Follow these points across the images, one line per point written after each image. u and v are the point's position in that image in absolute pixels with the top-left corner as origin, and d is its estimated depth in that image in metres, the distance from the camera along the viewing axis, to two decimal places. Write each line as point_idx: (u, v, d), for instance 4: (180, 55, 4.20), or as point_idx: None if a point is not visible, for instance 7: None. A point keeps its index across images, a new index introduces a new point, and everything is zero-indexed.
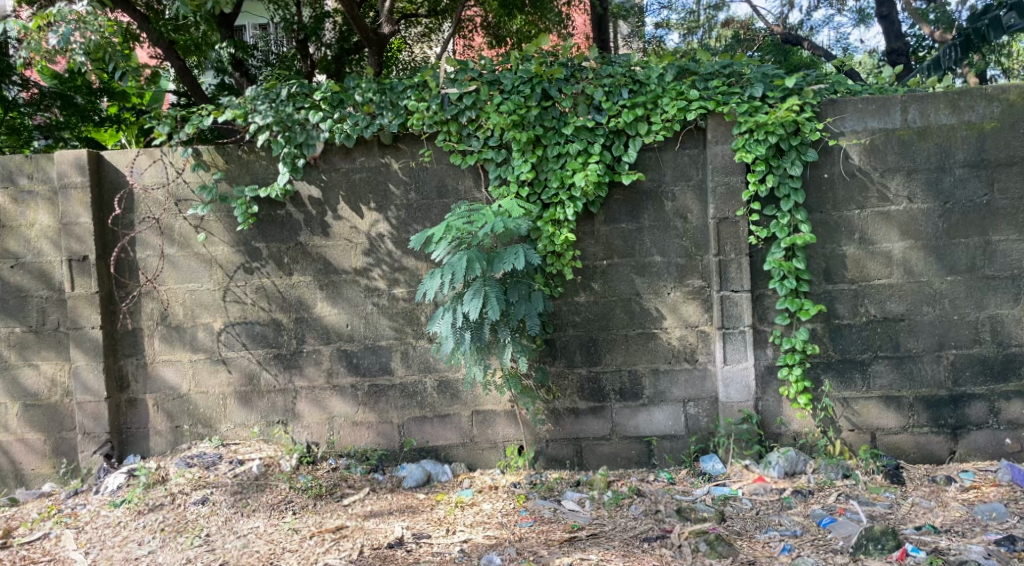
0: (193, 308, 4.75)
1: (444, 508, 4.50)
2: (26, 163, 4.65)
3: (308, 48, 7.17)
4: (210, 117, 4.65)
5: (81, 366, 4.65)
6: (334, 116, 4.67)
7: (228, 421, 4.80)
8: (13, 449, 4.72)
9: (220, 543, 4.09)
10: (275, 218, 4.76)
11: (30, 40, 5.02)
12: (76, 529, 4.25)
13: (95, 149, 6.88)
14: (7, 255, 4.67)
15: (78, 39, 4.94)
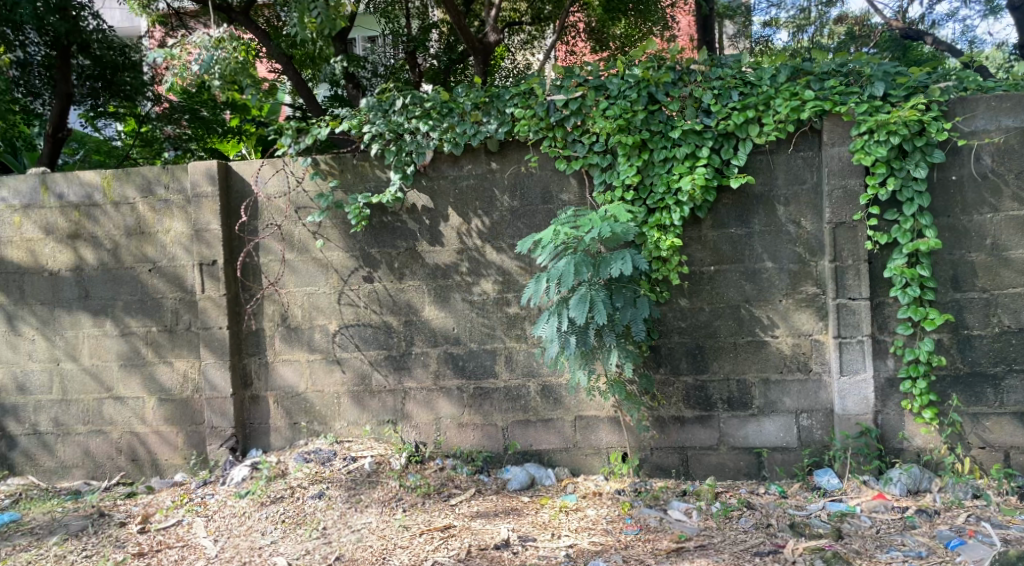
0: (311, 310, 4.98)
1: (549, 513, 4.53)
2: (163, 173, 4.94)
3: (416, 58, 7.25)
4: (328, 127, 4.86)
5: (210, 364, 4.93)
6: (444, 125, 4.80)
7: (342, 419, 5.01)
8: (149, 441, 5.02)
9: (337, 536, 4.26)
10: (387, 224, 4.93)
11: (176, 67, 5.29)
12: (206, 517, 4.52)
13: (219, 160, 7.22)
14: (145, 260, 4.97)
15: (217, 65, 5.14)
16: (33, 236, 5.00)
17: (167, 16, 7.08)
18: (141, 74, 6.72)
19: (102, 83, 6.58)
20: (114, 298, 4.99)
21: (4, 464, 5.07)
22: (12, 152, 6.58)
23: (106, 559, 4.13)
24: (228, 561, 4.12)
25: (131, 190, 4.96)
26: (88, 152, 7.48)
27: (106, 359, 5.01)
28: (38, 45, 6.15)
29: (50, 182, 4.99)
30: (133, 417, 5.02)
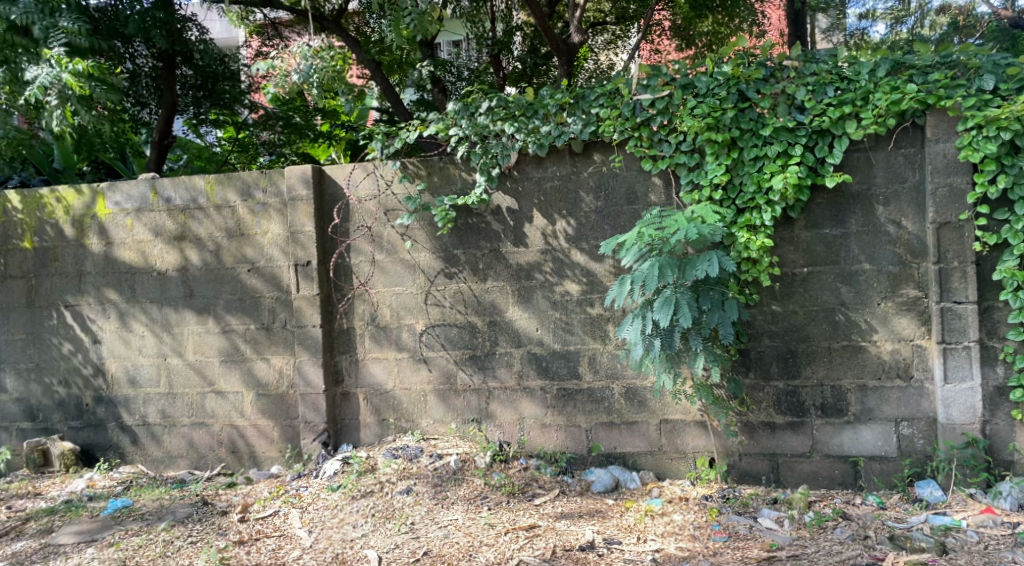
0: (399, 310, 5.10)
1: (634, 516, 4.49)
2: (262, 178, 5.15)
3: (501, 61, 7.35)
4: (416, 131, 4.97)
5: (304, 361, 5.10)
6: (529, 126, 4.83)
7: (428, 417, 5.11)
8: (247, 433, 5.25)
9: (424, 531, 4.33)
10: (473, 225, 5.00)
11: (277, 77, 5.39)
12: (301, 508, 4.67)
13: (309, 163, 7.41)
14: (245, 261, 5.19)
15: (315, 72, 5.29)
16: (143, 237, 5.29)
17: (264, 26, 7.42)
18: (239, 82, 7.12)
19: (204, 92, 6.99)
20: (216, 297, 5.22)
21: (117, 453, 5.39)
22: (121, 159, 6.89)
23: (209, 545, 4.30)
24: (322, 552, 4.24)
25: (233, 194, 5.19)
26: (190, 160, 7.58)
27: (209, 355, 5.25)
28: (146, 57, 6.53)
29: (159, 187, 5.26)
30: (233, 411, 5.25)
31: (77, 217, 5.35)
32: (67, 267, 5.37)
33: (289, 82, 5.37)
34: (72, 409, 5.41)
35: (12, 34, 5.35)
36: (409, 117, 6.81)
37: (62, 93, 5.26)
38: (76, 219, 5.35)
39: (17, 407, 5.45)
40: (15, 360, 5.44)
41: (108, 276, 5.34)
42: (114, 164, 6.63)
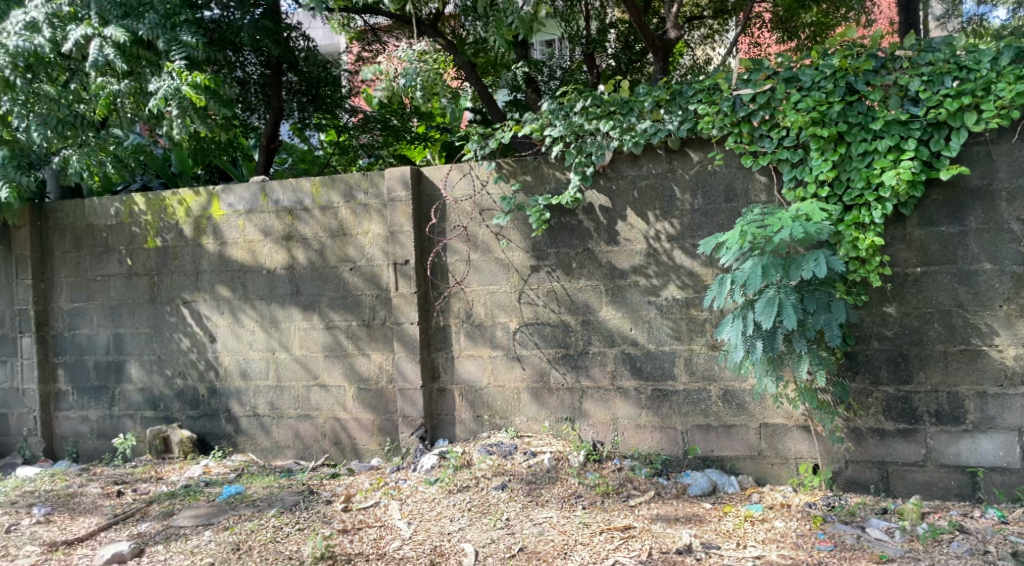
0: (493, 309, 5.15)
1: (732, 521, 4.38)
2: (364, 180, 5.32)
3: (595, 59, 7.34)
4: (511, 132, 5.01)
5: (402, 357, 5.24)
6: (624, 125, 4.79)
7: (522, 414, 5.15)
8: (349, 426, 5.43)
9: (520, 527, 4.35)
10: (567, 224, 5.00)
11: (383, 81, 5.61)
12: (400, 500, 4.78)
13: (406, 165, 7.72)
14: (347, 260, 5.37)
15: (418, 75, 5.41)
16: (254, 237, 5.55)
17: (363, 32, 7.53)
18: (340, 87, 7.43)
19: (308, 97, 7.33)
20: (320, 294, 5.43)
21: (229, 442, 5.68)
22: (232, 162, 7.27)
23: (316, 532, 4.41)
24: (421, 543, 4.30)
25: (337, 196, 5.37)
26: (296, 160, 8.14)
27: (314, 350, 5.46)
28: (255, 65, 6.90)
29: (269, 189, 5.51)
30: (335, 404, 5.44)
31: (195, 217, 5.67)
32: (185, 266, 5.71)
33: (394, 86, 5.57)
34: (189, 399, 5.74)
35: (137, 47, 5.71)
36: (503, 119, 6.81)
37: (182, 106, 5.61)
38: (194, 219, 5.67)
39: (139, 396, 5.82)
40: (139, 352, 5.82)
41: (222, 274, 5.64)
42: (225, 168, 7.03)
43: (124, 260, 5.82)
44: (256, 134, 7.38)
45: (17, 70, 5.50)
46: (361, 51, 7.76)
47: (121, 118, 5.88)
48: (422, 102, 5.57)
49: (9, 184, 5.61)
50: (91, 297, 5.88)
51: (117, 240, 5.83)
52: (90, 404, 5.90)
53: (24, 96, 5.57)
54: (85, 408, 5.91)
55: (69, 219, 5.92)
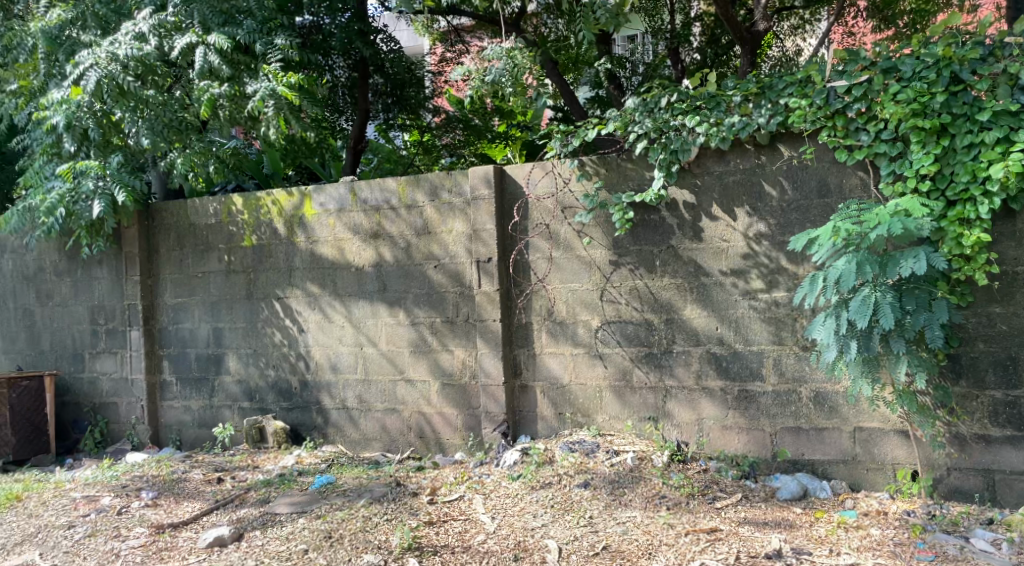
0: (575, 306, 5.14)
1: (825, 528, 4.19)
2: (448, 179, 5.39)
3: (679, 54, 7.31)
4: (595, 129, 4.97)
5: (485, 353, 5.29)
6: (711, 120, 4.68)
7: (605, 413, 5.13)
8: (434, 420, 5.52)
9: (603, 526, 4.27)
10: (651, 222, 4.94)
11: (473, 81, 5.65)
12: (484, 495, 4.79)
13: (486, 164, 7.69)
14: (432, 258, 5.46)
15: (505, 73, 5.47)
16: (343, 236, 5.72)
17: (447, 33, 8.04)
18: (424, 88, 7.67)
19: (393, 98, 7.57)
20: (406, 291, 5.54)
21: (320, 433, 5.87)
22: (320, 163, 7.23)
23: (403, 523, 4.45)
24: (504, 537, 4.27)
25: (421, 195, 5.47)
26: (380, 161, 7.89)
27: (400, 346, 5.58)
28: (343, 68, 7.22)
29: (357, 189, 5.65)
30: (421, 399, 5.55)
31: (288, 217, 5.88)
32: (279, 263, 5.93)
33: (484, 84, 5.59)
34: (283, 391, 5.97)
35: (236, 53, 6.05)
36: (585, 116, 6.97)
37: (279, 106, 5.77)
38: (287, 219, 5.88)
39: (237, 387, 6.09)
40: (237, 346, 6.08)
41: (313, 271, 5.83)
42: (314, 168, 7.06)
43: (222, 257, 6.10)
44: (344, 137, 7.62)
45: (128, 74, 5.77)
46: (445, 52, 8.00)
47: (220, 121, 6.02)
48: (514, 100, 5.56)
49: (125, 190, 5.92)
50: (192, 293, 6.19)
51: (217, 238, 6.11)
52: (192, 394, 6.22)
53: (135, 103, 5.84)
54: (187, 398, 6.23)
55: (174, 218, 6.23)
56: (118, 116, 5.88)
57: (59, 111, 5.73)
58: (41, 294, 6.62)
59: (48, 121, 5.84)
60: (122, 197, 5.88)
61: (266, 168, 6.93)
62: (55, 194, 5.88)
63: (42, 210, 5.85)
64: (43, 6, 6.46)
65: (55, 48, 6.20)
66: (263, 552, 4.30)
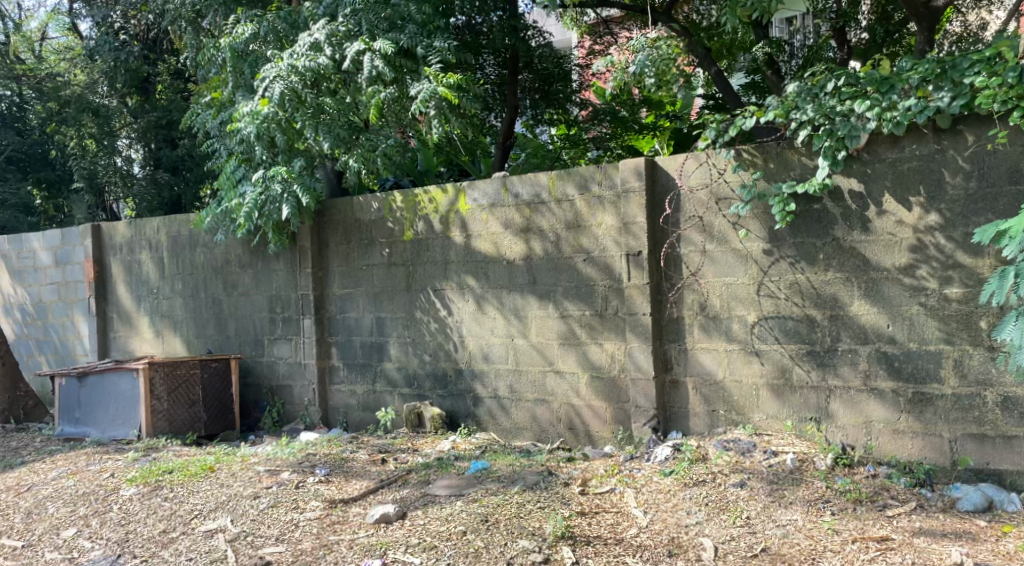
0: (729, 301, 4.96)
1: (1014, 543, 3.77)
2: (598, 172, 5.34)
3: (846, 34, 6.92)
4: (753, 117, 4.73)
5: (636, 347, 5.22)
6: (883, 104, 4.33)
7: (761, 411, 4.92)
8: (584, 413, 5.52)
9: (762, 527, 4.06)
10: (814, 213, 4.66)
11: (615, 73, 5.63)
12: (635, 489, 4.70)
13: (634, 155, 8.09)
14: (582, 251, 5.44)
15: (650, 62, 5.37)
16: (495, 230, 5.83)
17: (594, 26, 8.31)
18: (570, 82, 8.03)
19: (540, 93, 7.92)
20: (556, 284, 5.57)
21: (474, 421, 6.04)
22: (472, 158, 7.40)
23: (556, 512, 4.42)
24: (658, 533, 4.16)
25: (572, 189, 5.46)
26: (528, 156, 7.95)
27: (550, 337, 5.63)
28: (494, 66, 7.62)
29: (509, 183, 5.74)
30: (570, 390, 5.56)
31: (443, 213, 6.07)
32: (436, 256, 6.14)
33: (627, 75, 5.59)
34: (439, 379, 6.19)
35: (399, 57, 6.28)
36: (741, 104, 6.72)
37: (440, 107, 5.98)
38: (443, 215, 6.07)
39: (398, 373, 6.39)
40: (397, 335, 6.37)
41: (467, 264, 5.99)
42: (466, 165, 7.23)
43: (384, 251, 6.40)
44: (493, 133, 7.84)
45: (305, 85, 6.19)
46: (592, 44, 8.35)
47: (386, 122, 6.36)
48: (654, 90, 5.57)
49: (309, 193, 6.27)
50: (357, 284, 6.54)
51: (379, 233, 6.41)
52: (357, 379, 6.59)
53: (313, 110, 6.22)
54: (353, 382, 6.61)
55: (342, 214, 6.60)
56: (300, 124, 6.20)
57: (250, 123, 6.12)
58: (228, 284, 7.23)
59: (240, 131, 6.28)
60: (306, 200, 6.24)
61: (419, 165, 7.25)
62: (252, 199, 6.35)
63: (243, 216, 6.35)
64: (230, 24, 7.05)
65: (241, 63, 6.76)
66: (425, 530, 4.41)
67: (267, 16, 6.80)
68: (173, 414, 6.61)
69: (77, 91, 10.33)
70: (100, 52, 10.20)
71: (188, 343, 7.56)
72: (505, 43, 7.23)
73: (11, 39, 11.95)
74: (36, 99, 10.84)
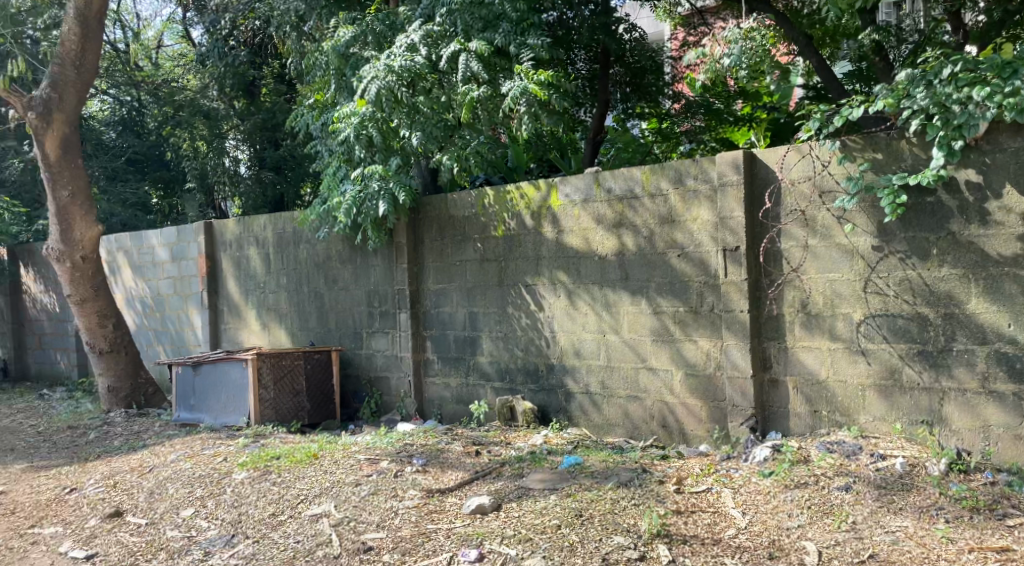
0: (833, 298, 4.74)
1: None
2: (694, 166, 5.22)
3: (962, 17, 6.53)
4: (861, 107, 4.47)
5: (733, 345, 5.06)
6: (1004, 90, 4.02)
7: (867, 413, 4.69)
8: (678, 411, 5.41)
9: (869, 533, 3.87)
10: (926, 206, 4.40)
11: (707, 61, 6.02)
12: (733, 489, 4.55)
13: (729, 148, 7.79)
14: (676, 246, 5.33)
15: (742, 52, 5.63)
16: (587, 225, 5.77)
17: (689, 17, 8.29)
18: (662, 75, 8.03)
19: (632, 87, 7.95)
20: (649, 280, 5.47)
21: (566, 416, 6.01)
22: (560, 155, 7.40)
23: (651, 509, 4.32)
24: (757, 535, 4.02)
25: (666, 183, 5.35)
26: (618, 150, 7.71)
27: (643, 334, 5.53)
28: (584, 61, 7.74)
29: (602, 178, 5.68)
30: (663, 387, 5.46)
31: (536, 209, 6.05)
32: (528, 252, 6.14)
33: (718, 63, 5.92)
34: (531, 373, 6.20)
35: (493, 57, 6.43)
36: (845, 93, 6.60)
37: (530, 105, 5.98)
38: (535, 210, 6.06)
39: (491, 367, 6.43)
40: (490, 329, 6.41)
41: (559, 260, 5.96)
42: (555, 160, 7.22)
43: (477, 247, 6.45)
44: (583, 128, 7.99)
45: (402, 85, 6.24)
46: (686, 35, 8.34)
47: (479, 123, 6.36)
48: (746, 80, 5.83)
49: (405, 190, 6.39)
50: (451, 279, 6.63)
51: (472, 229, 6.47)
52: (452, 372, 6.68)
53: (409, 109, 6.31)
54: (447, 375, 6.71)
55: (436, 211, 6.69)
56: (396, 123, 6.34)
57: (349, 124, 6.31)
58: (328, 279, 7.47)
59: (340, 133, 6.45)
60: (403, 198, 6.36)
61: (509, 161, 7.06)
62: (350, 197, 6.48)
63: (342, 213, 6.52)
64: (331, 28, 7.28)
65: (343, 65, 6.91)
66: (521, 523, 4.42)
67: (366, 19, 7.01)
68: (279, 403, 6.89)
69: (190, 96, 10.98)
70: (211, 57, 10.69)
71: (292, 335, 7.86)
72: (595, 40, 7.26)
73: (130, 46, 12.70)
74: (152, 103, 11.72)
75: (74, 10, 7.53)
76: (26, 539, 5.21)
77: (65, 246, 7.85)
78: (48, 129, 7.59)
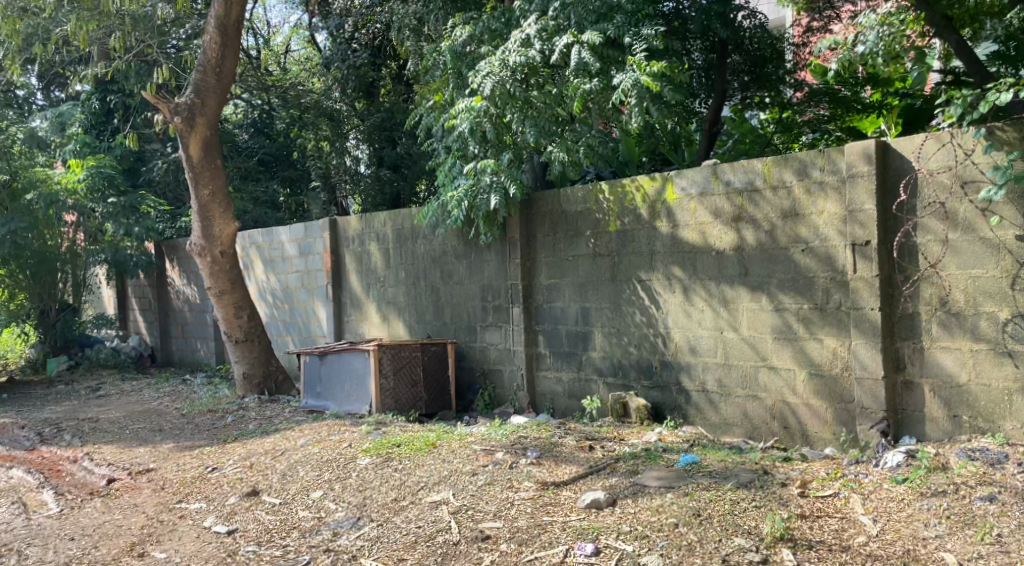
0: (976, 297, 4.38)
1: None
2: (819, 157, 4.95)
3: None
4: (1010, 91, 4.10)
5: (863, 344, 4.78)
6: None
7: (1014, 419, 4.32)
8: (800, 412, 5.16)
9: (1018, 547, 3.54)
10: None
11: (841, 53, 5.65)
12: (863, 495, 4.28)
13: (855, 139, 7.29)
14: (800, 241, 5.08)
15: (880, 43, 5.39)
16: (705, 220, 5.59)
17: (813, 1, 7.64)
18: (783, 63, 7.72)
19: (751, 76, 7.70)
20: (771, 275, 5.25)
21: (681, 413, 5.86)
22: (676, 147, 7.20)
23: (774, 512, 4.13)
24: (891, 544, 3.76)
25: (790, 175, 5.11)
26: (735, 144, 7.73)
27: (763, 332, 5.32)
28: (700, 51, 7.55)
29: (721, 171, 5.49)
30: (785, 387, 5.23)
31: (651, 202, 5.93)
32: (642, 247, 6.02)
33: (854, 56, 5.57)
34: (645, 369, 6.08)
35: (605, 48, 6.32)
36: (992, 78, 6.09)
37: (640, 94, 5.85)
38: (650, 204, 5.93)
39: (604, 362, 6.36)
40: (604, 325, 6.34)
41: (675, 255, 5.81)
42: (670, 154, 7.08)
43: (590, 242, 6.38)
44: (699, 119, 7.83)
45: (514, 80, 6.30)
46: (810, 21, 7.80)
47: (589, 115, 6.33)
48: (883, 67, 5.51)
49: (516, 183, 6.34)
50: (564, 275, 6.59)
51: (585, 224, 6.40)
52: (564, 367, 6.66)
53: (522, 104, 6.32)
54: (560, 369, 6.69)
55: (549, 206, 6.65)
56: (509, 118, 6.35)
57: (465, 118, 6.37)
58: (444, 274, 7.60)
59: (456, 128, 6.52)
60: (513, 191, 6.32)
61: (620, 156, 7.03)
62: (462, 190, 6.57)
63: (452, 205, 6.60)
64: (450, 27, 7.40)
65: (459, 64, 7.00)
66: (637, 519, 4.33)
67: (484, 17, 7.07)
68: (399, 393, 7.08)
69: (315, 98, 11.36)
70: (335, 60, 11.18)
71: (410, 328, 8.06)
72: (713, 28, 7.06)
73: (262, 53, 13.35)
74: (281, 105, 12.06)
75: (214, 20, 8.01)
76: (174, 513, 5.57)
77: (206, 241, 8.36)
78: (191, 134, 8.08)
